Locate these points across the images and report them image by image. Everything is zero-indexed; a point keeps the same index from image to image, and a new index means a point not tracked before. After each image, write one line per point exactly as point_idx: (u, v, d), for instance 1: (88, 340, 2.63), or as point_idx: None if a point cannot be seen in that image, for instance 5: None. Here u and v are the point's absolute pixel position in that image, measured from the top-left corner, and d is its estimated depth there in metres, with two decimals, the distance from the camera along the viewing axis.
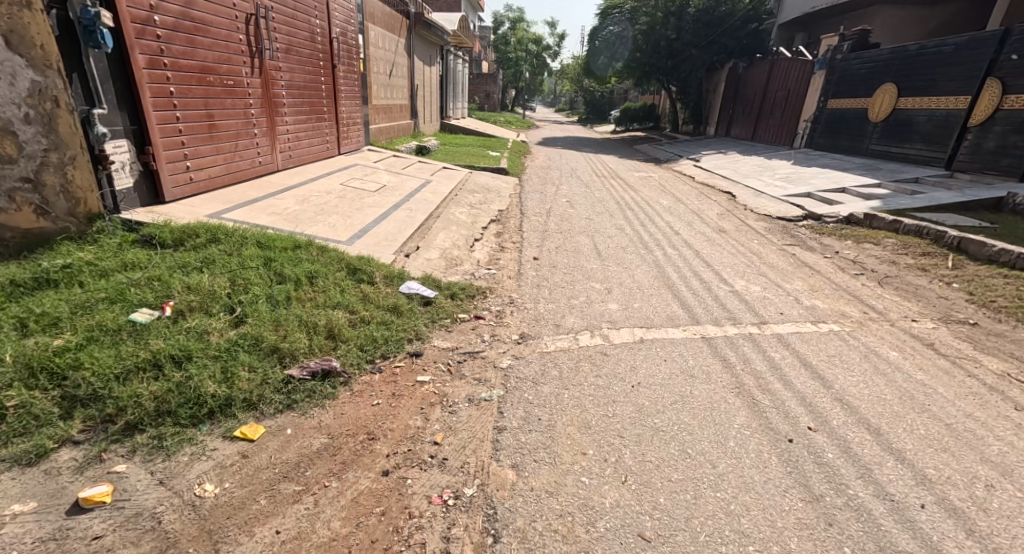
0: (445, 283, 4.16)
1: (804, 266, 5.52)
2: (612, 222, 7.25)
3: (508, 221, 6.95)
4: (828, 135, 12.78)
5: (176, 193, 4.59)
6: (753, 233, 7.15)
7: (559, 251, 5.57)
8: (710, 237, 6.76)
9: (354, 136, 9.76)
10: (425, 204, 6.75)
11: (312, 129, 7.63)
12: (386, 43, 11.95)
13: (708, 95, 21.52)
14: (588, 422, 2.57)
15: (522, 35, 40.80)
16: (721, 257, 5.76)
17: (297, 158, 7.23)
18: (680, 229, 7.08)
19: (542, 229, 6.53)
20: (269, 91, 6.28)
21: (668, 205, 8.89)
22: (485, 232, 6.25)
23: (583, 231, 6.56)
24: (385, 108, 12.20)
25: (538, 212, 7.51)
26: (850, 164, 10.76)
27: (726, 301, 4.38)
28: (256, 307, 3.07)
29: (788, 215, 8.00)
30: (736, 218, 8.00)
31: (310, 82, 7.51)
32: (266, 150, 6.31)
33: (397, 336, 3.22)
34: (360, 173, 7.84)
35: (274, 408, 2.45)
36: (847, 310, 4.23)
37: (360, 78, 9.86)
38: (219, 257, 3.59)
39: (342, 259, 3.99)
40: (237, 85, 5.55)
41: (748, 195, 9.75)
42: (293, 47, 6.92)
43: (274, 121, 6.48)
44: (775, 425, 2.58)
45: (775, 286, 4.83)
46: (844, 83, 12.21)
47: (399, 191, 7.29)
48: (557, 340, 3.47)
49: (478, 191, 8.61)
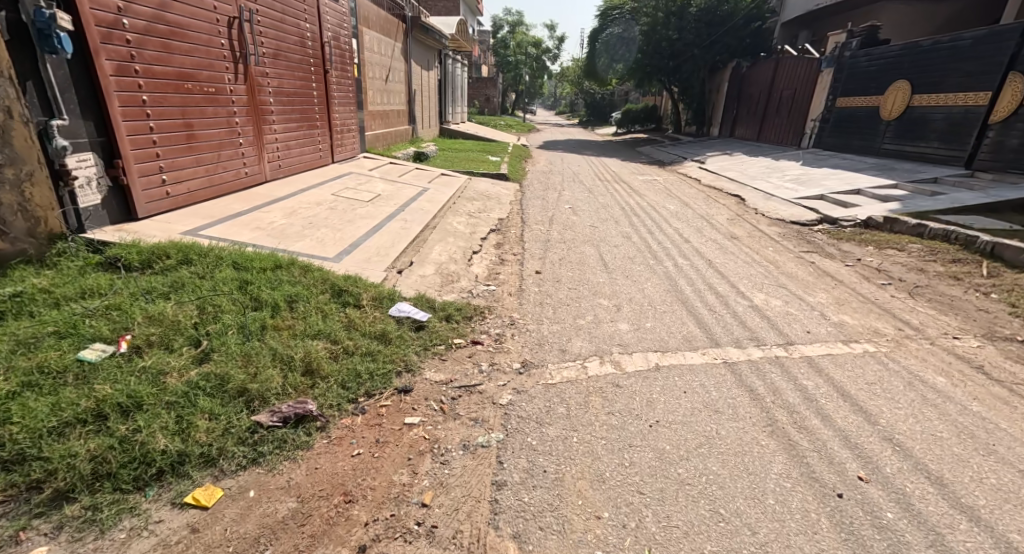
0: (439, 303, 3.83)
1: (826, 276, 5.16)
2: (617, 229, 6.91)
3: (508, 230, 6.63)
4: (837, 135, 12.41)
5: (150, 209, 4.27)
6: (766, 239, 6.79)
7: (563, 263, 5.23)
8: (721, 244, 6.41)
9: (349, 143, 9.47)
10: (421, 214, 6.43)
11: (302, 137, 7.33)
12: (382, 48, 11.68)
13: (710, 95, 21.19)
14: (602, 474, 2.23)
15: (522, 39, 40.62)
16: (736, 267, 5.41)
17: (287, 168, 6.94)
18: (689, 236, 6.73)
19: (544, 239, 6.19)
20: (255, 99, 5.99)
21: (675, 210, 8.53)
22: (484, 243, 5.92)
23: (588, 240, 6.21)
24: (382, 114, 11.91)
25: (540, 220, 7.17)
26: (862, 165, 10.38)
27: (745, 318, 4.03)
28: (224, 339, 2.73)
29: (802, 219, 7.64)
30: (747, 223, 7.65)
31: (301, 89, 7.23)
32: (253, 161, 6.01)
33: (384, 369, 2.88)
34: (354, 182, 7.52)
35: (236, 465, 2.10)
36: (880, 326, 3.87)
37: (354, 84, 9.58)
38: (188, 281, 3.24)
39: (326, 279, 3.66)
40: (220, 92, 5.25)
41: (758, 198, 9.41)
42: (282, 52, 6.63)
43: (261, 130, 6.18)
44: (821, 475, 2.23)
45: (796, 299, 4.48)
46: (854, 81, 11.85)
47: (394, 200, 6.97)
48: (563, 369, 3.12)
49: (477, 199, 8.28)
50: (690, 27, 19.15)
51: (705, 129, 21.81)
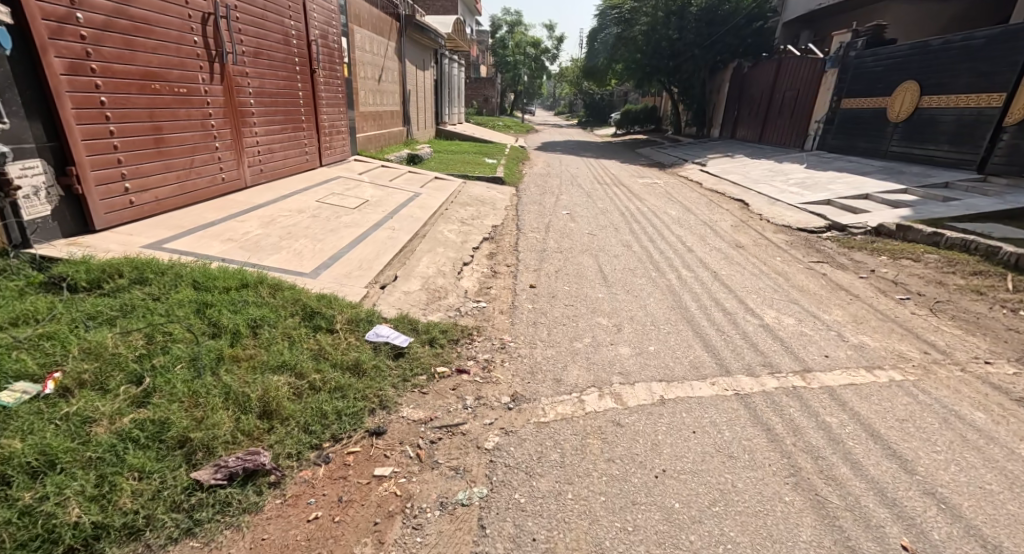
0: (422, 324, 3.51)
1: (839, 290, 4.84)
2: (617, 237, 6.60)
3: (503, 239, 6.31)
4: (842, 137, 12.10)
5: (110, 220, 3.93)
6: (773, 247, 6.47)
7: (559, 275, 4.91)
8: (726, 254, 6.09)
9: (339, 146, 9.14)
10: (410, 222, 6.10)
11: (286, 140, 7.01)
12: (375, 47, 11.36)
13: (711, 96, 20.90)
14: (601, 542, 1.91)
15: (521, 38, 40.35)
16: (743, 279, 5.08)
17: (270, 173, 6.61)
18: (692, 245, 6.40)
19: (540, 248, 5.87)
20: (233, 100, 5.67)
21: (676, 216, 8.21)
22: (476, 253, 5.60)
23: (586, 250, 5.89)
24: (374, 115, 11.58)
25: (536, 228, 6.84)
26: (869, 169, 10.07)
27: (756, 339, 3.70)
28: (171, 376, 2.39)
29: (809, 226, 7.34)
30: (752, 230, 7.35)
31: (285, 89, 6.91)
32: (231, 166, 5.68)
33: (355, 408, 2.55)
34: (341, 188, 7.19)
35: (165, 538, 1.77)
36: (905, 350, 3.55)
37: (344, 84, 9.26)
38: (139, 305, 2.90)
39: (298, 299, 3.33)
40: (192, 93, 4.92)
41: (762, 203, 9.10)
42: (265, 51, 6.33)
43: (240, 133, 5.85)
44: (856, 544, 1.92)
45: (810, 317, 4.16)
46: (859, 82, 11.56)
47: (383, 207, 6.63)
48: (558, 404, 2.80)
49: (471, 204, 7.95)
50: (690, 26, 18.85)
51: (705, 131, 21.53)
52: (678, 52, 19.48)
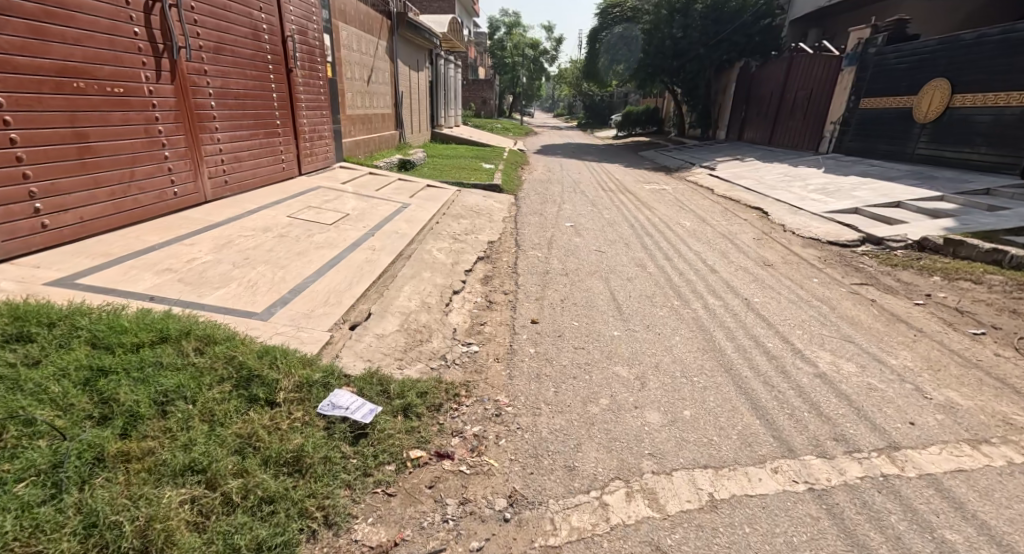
0: (394, 385, 2.76)
1: (896, 321, 4.09)
2: (629, 254, 5.87)
3: (500, 258, 5.57)
4: (862, 138, 11.37)
5: (9, 248, 3.24)
6: (806, 266, 5.73)
7: (566, 307, 4.18)
8: (755, 275, 5.35)
9: (322, 153, 8.40)
10: (394, 241, 5.36)
11: (257, 146, 6.25)
12: (363, 46, 10.62)
13: (716, 97, 20.20)
14: None
15: (520, 40, 39.70)
16: (781, 309, 4.34)
17: (237, 184, 5.87)
18: (713, 264, 5.68)
19: (542, 270, 5.14)
20: (188, 102, 4.93)
21: (691, 228, 7.49)
22: (469, 277, 4.86)
23: (595, 271, 5.17)
24: (363, 119, 10.85)
25: (538, 244, 6.11)
26: (895, 173, 9.34)
27: (814, 396, 2.95)
28: (6, 504, 1.63)
29: (841, 239, 6.63)
30: (778, 244, 6.61)
31: (255, 90, 6.17)
32: (186, 178, 4.95)
33: (286, 535, 1.83)
34: (319, 200, 6.45)
35: None
36: (1010, 413, 2.78)
37: (327, 85, 8.50)
38: (3, 375, 2.10)
39: (234, 356, 2.57)
40: (132, 93, 4.19)
41: (783, 212, 8.38)
42: (229, 46, 5.59)
43: (197, 139, 5.11)
44: None
45: (873, 360, 3.41)
46: (881, 80, 10.84)
47: (364, 222, 5.89)
48: (572, 513, 2.07)
49: (465, 217, 7.21)
50: (695, 25, 18.16)
51: (711, 133, 20.81)
52: (683, 52, 18.78)
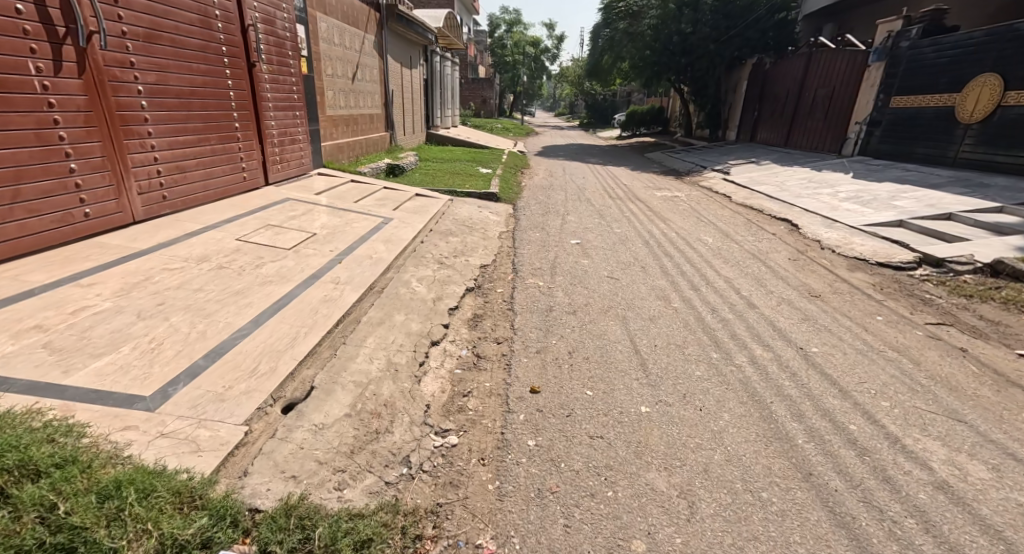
0: (321, 530, 1.83)
1: (1005, 384, 3.16)
2: (648, 282, 4.96)
3: (493, 289, 4.65)
4: (893, 140, 10.44)
5: None
6: (859, 296, 4.81)
7: (577, 366, 3.26)
8: (802, 309, 4.42)
9: (296, 158, 7.46)
10: (364, 270, 4.42)
11: (205, 153, 5.28)
12: (347, 40, 9.68)
13: (725, 95, 19.27)
14: None
15: (520, 38, 38.76)
16: (851, 365, 3.38)
17: (181, 200, 4.92)
18: (749, 295, 4.73)
19: (545, 308, 4.22)
20: (107, 101, 3.99)
21: (714, 245, 6.53)
22: (454, 318, 3.93)
23: (609, 309, 4.25)
24: (347, 119, 9.90)
25: (539, 271, 5.17)
26: (937, 180, 8.39)
27: (947, 531, 2.01)
28: None
29: (892, 260, 5.71)
30: (819, 267, 5.67)
31: (204, 87, 5.22)
32: (104, 195, 4.00)
33: None
34: (283, 216, 5.51)
35: None
36: None
37: (301, 83, 7.57)
38: None
39: (54, 503, 1.60)
40: (12, 89, 3.27)
41: (816, 225, 7.44)
42: (168, 33, 4.65)
43: (122, 147, 4.16)
44: None
45: (1005, 457, 2.47)
46: (915, 76, 9.94)
47: (332, 244, 4.94)
48: None
49: (455, 234, 6.26)
50: (704, 19, 17.22)
51: (721, 134, 19.82)
52: (691, 48, 17.81)
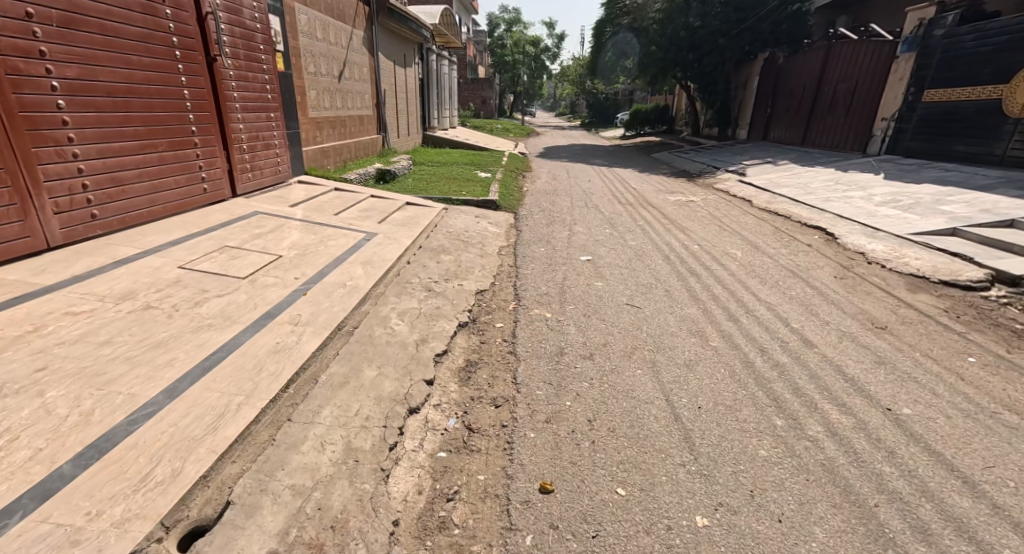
0: None
1: None
2: (677, 312, 4.15)
3: (491, 325, 3.84)
4: (927, 137, 9.62)
5: None
6: (933, 325, 4.01)
7: (603, 448, 2.46)
8: (870, 347, 3.61)
9: (271, 166, 6.64)
10: (333, 305, 3.61)
11: (149, 161, 4.46)
12: (332, 35, 8.86)
13: (735, 92, 18.42)
14: None
15: (519, 36, 37.88)
16: (960, 435, 2.58)
17: (117, 219, 4.12)
18: (801, 328, 3.92)
19: (556, 352, 3.41)
20: (5, 97, 3.21)
21: (744, 259, 5.72)
22: (440, 370, 3.12)
23: (634, 352, 3.44)
24: (334, 121, 9.09)
25: (545, 298, 4.37)
26: (985, 181, 7.58)
27: None
28: None
29: (958, 278, 4.90)
30: (872, 287, 4.86)
31: (149, 84, 4.42)
32: (2, 217, 3.24)
33: None
34: (246, 235, 4.71)
35: None
36: None
37: (276, 81, 6.77)
38: None
39: None
40: None
41: (855, 234, 6.62)
42: (95, 18, 3.85)
43: (30, 155, 3.38)
44: None
45: None
46: (953, 67, 9.12)
47: (299, 270, 4.13)
48: None
49: (448, 251, 5.46)
50: (714, 12, 16.33)
51: (730, 132, 18.97)
52: (700, 43, 16.94)
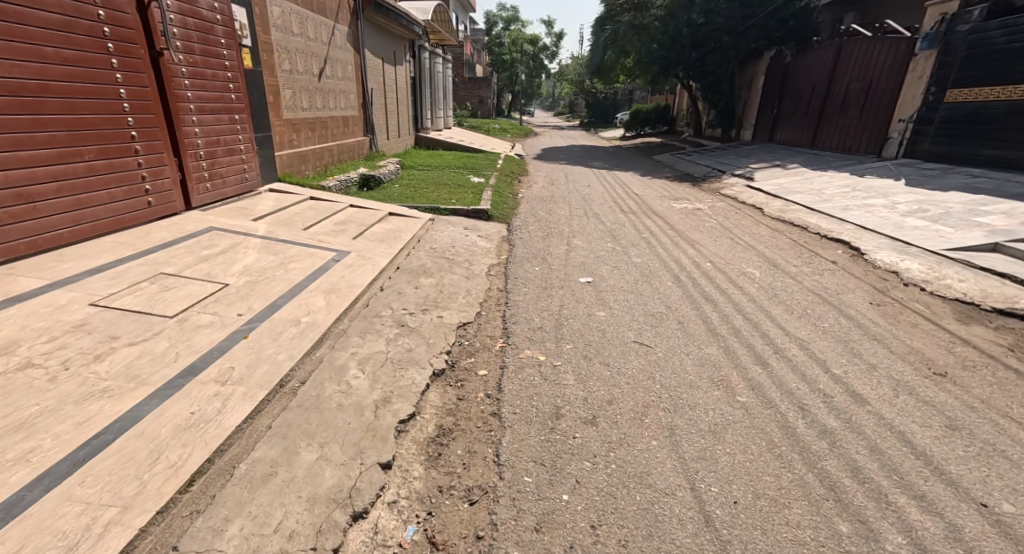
0: None
1: None
2: (695, 353, 3.48)
3: (472, 373, 3.16)
4: (951, 140, 8.96)
5: None
6: (1000, 370, 3.35)
7: None
8: (937, 404, 2.94)
9: (235, 173, 5.95)
10: (278, 352, 2.93)
11: (73, 172, 3.79)
12: (311, 30, 8.17)
13: (739, 91, 17.75)
14: None
15: (518, 35, 37.23)
16: None
17: (25, 242, 3.49)
18: (846, 375, 3.25)
19: (551, 414, 2.73)
20: None
21: (764, 280, 5.08)
22: (401, 445, 2.44)
23: (648, 413, 2.77)
24: (314, 123, 8.41)
25: (539, 334, 3.69)
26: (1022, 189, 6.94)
27: None
28: None
29: (1015, 305, 4.25)
30: (915, 316, 4.22)
31: (71, 80, 3.76)
32: None
33: None
34: (190, 257, 4.04)
35: None
36: None
37: (241, 78, 6.09)
38: None
39: None
40: None
41: (883, 248, 5.98)
42: None
43: None
44: None
45: None
46: (981, 65, 8.47)
47: (245, 303, 3.46)
48: None
49: (429, 272, 4.79)
50: (718, 9, 15.71)
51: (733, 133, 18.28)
52: (703, 41, 16.32)
